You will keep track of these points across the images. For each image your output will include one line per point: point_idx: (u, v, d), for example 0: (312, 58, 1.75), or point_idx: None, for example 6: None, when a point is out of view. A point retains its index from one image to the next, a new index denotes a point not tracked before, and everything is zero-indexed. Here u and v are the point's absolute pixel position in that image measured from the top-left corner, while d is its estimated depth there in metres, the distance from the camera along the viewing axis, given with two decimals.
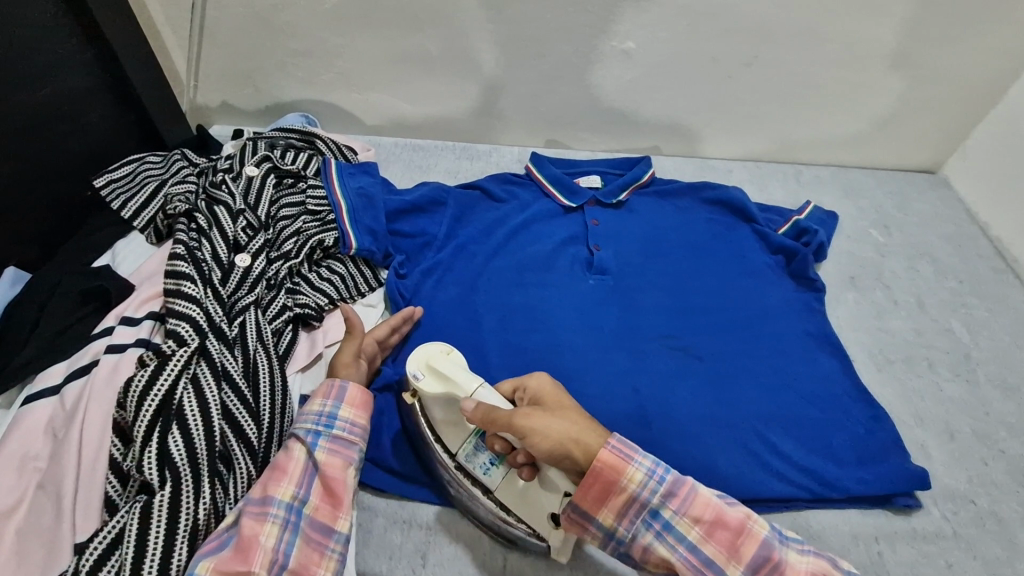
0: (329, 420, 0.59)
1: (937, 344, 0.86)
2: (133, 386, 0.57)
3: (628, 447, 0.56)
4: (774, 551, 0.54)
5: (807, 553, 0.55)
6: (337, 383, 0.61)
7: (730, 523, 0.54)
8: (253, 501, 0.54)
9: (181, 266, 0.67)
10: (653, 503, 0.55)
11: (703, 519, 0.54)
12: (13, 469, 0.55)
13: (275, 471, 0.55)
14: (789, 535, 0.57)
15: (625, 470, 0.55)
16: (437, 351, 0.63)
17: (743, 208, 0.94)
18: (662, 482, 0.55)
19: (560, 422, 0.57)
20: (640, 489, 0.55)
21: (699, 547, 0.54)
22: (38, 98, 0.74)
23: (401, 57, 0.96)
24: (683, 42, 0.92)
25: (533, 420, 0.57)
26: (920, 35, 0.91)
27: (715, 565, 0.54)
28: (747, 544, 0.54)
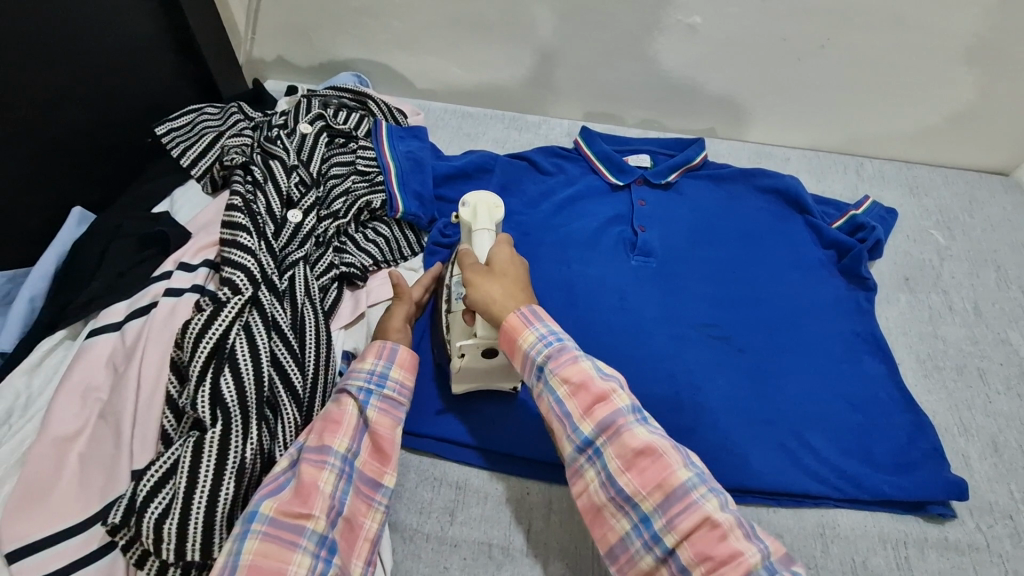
0: (381, 380, 0.61)
1: (991, 354, 0.83)
2: (190, 328, 0.60)
3: (557, 346, 0.59)
4: (624, 419, 0.56)
5: (655, 432, 0.56)
6: (389, 345, 0.63)
7: (595, 390, 0.57)
8: (309, 450, 0.56)
9: (237, 218, 0.69)
10: (538, 362, 0.59)
11: (574, 382, 0.57)
12: (78, 398, 0.59)
13: (329, 423, 0.57)
14: (650, 420, 0.58)
15: (522, 333, 0.60)
16: (489, 199, 0.70)
17: (798, 199, 0.91)
18: (549, 348, 0.59)
19: (495, 284, 0.62)
20: (528, 349, 0.59)
21: (568, 407, 0.57)
22: (107, 44, 0.77)
23: (457, 20, 0.94)
24: (752, 19, 0.88)
25: (475, 274, 0.63)
26: (1012, 26, 0.85)
27: (573, 421, 0.57)
28: (602, 411, 0.56)
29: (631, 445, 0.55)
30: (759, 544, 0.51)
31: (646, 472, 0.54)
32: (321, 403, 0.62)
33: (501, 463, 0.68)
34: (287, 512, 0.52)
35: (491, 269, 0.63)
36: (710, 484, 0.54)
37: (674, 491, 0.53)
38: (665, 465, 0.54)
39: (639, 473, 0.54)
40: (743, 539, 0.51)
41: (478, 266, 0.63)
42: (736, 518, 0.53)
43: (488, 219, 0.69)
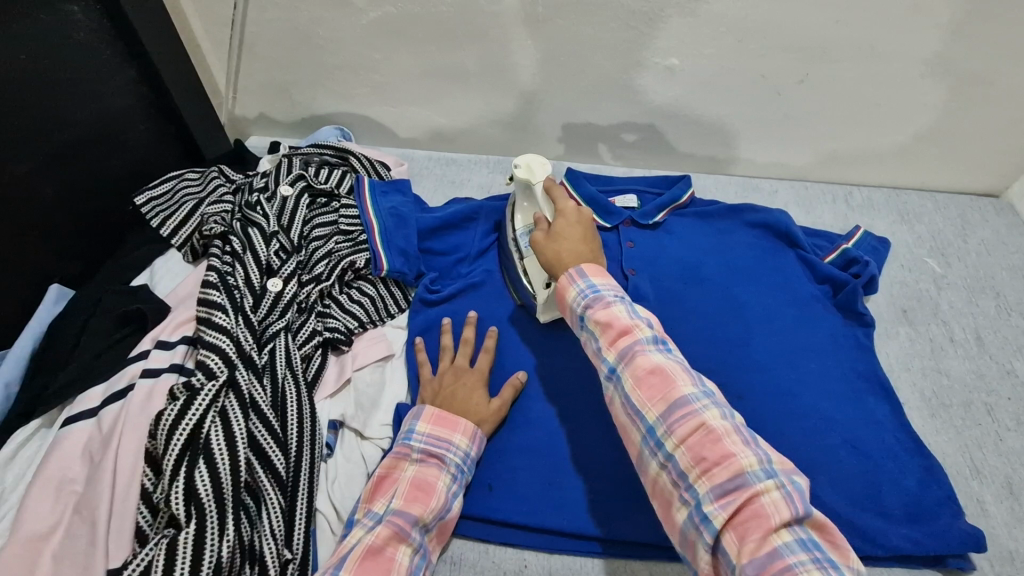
0: (467, 465, 0.64)
1: (998, 389, 0.80)
2: (163, 419, 0.58)
3: (578, 272, 0.63)
4: (642, 347, 0.56)
5: (671, 360, 0.56)
6: (480, 434, 0.66)
7: (619, 325, 0.58)
8: (399, 513, 0.56)
9: (213, 295, 0.67)
10: (579, 310, 0.61)
11: (601, 321, 0.59)
12: (52, 491, 0.57)
13: (421, 492, 0.59)
14: (676, 352, 0.58)
15: (567, 289, 0.63)
16: (540, 161, 0.80)
17: (788, 233, 0.90)
18: (586, 297, 0.61)
19: (566, 247, 0.67)
20: (570, 301, 0.62)
21: (598, 342, 0.59)
22: (84, 117, 0.77)
23: (438, 71, 0.94)
24: (731, 58, 0.88)
25: (544, 242, 0.69)
26: (995, 54, 0.84)
27: (601, 353, 0.59)
28: (625, 342, 0.57)
29: (644, 369, 0.55)
30: (791, 505, 0.47)
31: (653, 389, 0.54)
32: (307, 485, 0.60)
33: (498, 531, 0.66)
34: None
35: (556, 231, 0.69)
36: (723, 411, 0.53)
37: (677, 404, 0.53)
38: (673, 383, 0.54)
39: (647, 390, 0.54)
40: (740, 444, 0.50)
41: (542, 232, 0.70)
42: (737, 430, 0.51)
43: (543, 175, 0.79)
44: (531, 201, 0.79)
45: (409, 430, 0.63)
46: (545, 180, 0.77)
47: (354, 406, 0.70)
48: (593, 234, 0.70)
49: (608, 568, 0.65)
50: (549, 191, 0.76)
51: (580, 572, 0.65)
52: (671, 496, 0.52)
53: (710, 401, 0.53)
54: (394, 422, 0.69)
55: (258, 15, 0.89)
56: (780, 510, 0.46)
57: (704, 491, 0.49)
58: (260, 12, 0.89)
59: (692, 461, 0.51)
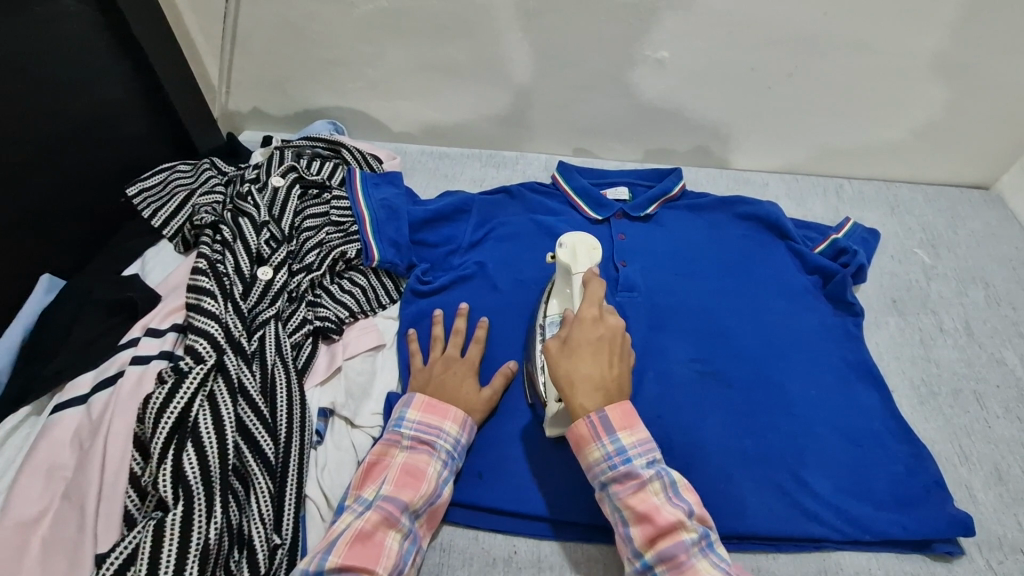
0: (458, 451, 0.64)
1: (987, 377, 0.81)
2: (152, 401, 0.58)
3: (603, 424, 0.59)
4: (686, 554, 0.55)
5: (717, 568, 0.55)
6: (470, 420, 0.66)
7: (659, 523, 0.56)
8: (388, 499, 0.57)
9: (203, 282, 0.68)
10: (602, 479, 0.59)
11: (638, 510, 0.57)
12: (41, 477, 0.57)
13: (412, 478, 0.59)
14: (718, 550, 0.57)
15: (589, 446, 0.60)
16: (587, 243, 0.75)
17: (778, 225, 0.90)
18: (614, 468, 0.59)
19: (581, 370, 0.61)
20: (593, 465, 0.59)
21: (631, 531, 0.57)
22: (77, 108, 0.77)
23: (430, 65, 0.95)
24: (720, 51, 0.88)
25: (557, 356, 0.63)
26: (982, 46, 0.85)
27: (635, 545, 0.57)
28: (664, 542, 0.55)
29: (655, 527, 0.56)
30: None
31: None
32: (297, 469, 0.60)
33: (487, 517, 0.67)
34: (355, 564, 0.53)
35: (572, 343, 0.63)
36: None
37: None
38: None
39: None
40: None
41: (559, 340, 0.64)
42: None
43: (585, 267, 0.73)
44: (567, 285, 0.74)
45: (399, 417, 0.64)
46: (586, 272, 0.71)
47: (344, 394, 0.70)
48: (615, 354, 0.63)
49: (597, 553, 0.65)
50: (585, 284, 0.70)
51: (569, 558, 0.65)
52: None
53: None
54: (386, 410, 0.69)
55: (250, 9, 0.90)
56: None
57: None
58: (252, 5, 0.89)
59: None
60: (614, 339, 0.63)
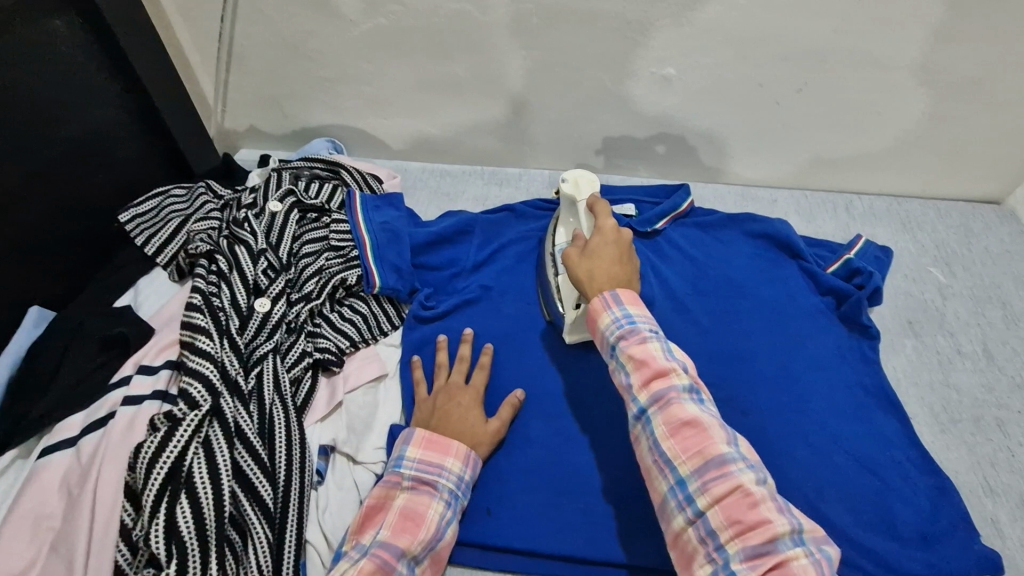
0: (462, 491, 0.61)
1: (1009, 403, 0.79)
2: (143, 450, 0.55)
3: (613, 299, 0.62)
4: (677, 395, 0.55)
5: (707, 413, 0.55)
6: (474, 455, 0.63)
7: (657, 368, 0.57)
8: (384, 547, 0.54)
9: (197, 318, 0.65)
10: (611, 341, 0.60)
11: (637, 358, 0.57)
12: (27, 528, 0.54)
13: (410, 522, 0.56)
14: (708, 403, 0.57)
15: (601, 316, 0.62)
16: (586, 176, 0.78)
17: (790, 244, 0.87)
18: (622, 328, 0.60)
19: (599, 269, 0.65)
20: (604, 329, 0.61)
21: (630, 379, 0.58)
22: (67, 133, 0.74)
23: (429, 83, 0.92)
24: (729, 68, 0.86)
25: (575, 262, 0.67)
26: (995, 61, 0.83)
27: (632, 391, 0.57)
28: (659, 383, 0.56)
29: (678, 416, 0.54)
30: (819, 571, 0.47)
31: (689, 441, 0.53)
32: (295, 517, 0.57)
33: (497, 558, 0.64)
34: None
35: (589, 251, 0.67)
36: (758, 478, 0.52)
37: (715, 462, 0.52)
38: (710, 444, 0.53)
39: (683, 443, 0.53)
40: (776, 511, 0.50)
41: (576, 248, 0.68)
42: (771, 497, 0.51)
43: (591, 192, 0.77)
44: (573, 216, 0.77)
45: (399, 456, 0.61)
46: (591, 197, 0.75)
47: (345, 430, 0.67)
48: (628, 255, 0.67)
49: None
50: (593, 207, 0.74)
51: None
52: (694, 551, 0.51)
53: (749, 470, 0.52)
54: (389, 442, 0.67)
55: (247, 28, 0.88)
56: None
57: (735, 550, 0.49)
58: (249, 25, 0.87)
59: (726, 524, 0.50)
60: (626, 245, 0.68)
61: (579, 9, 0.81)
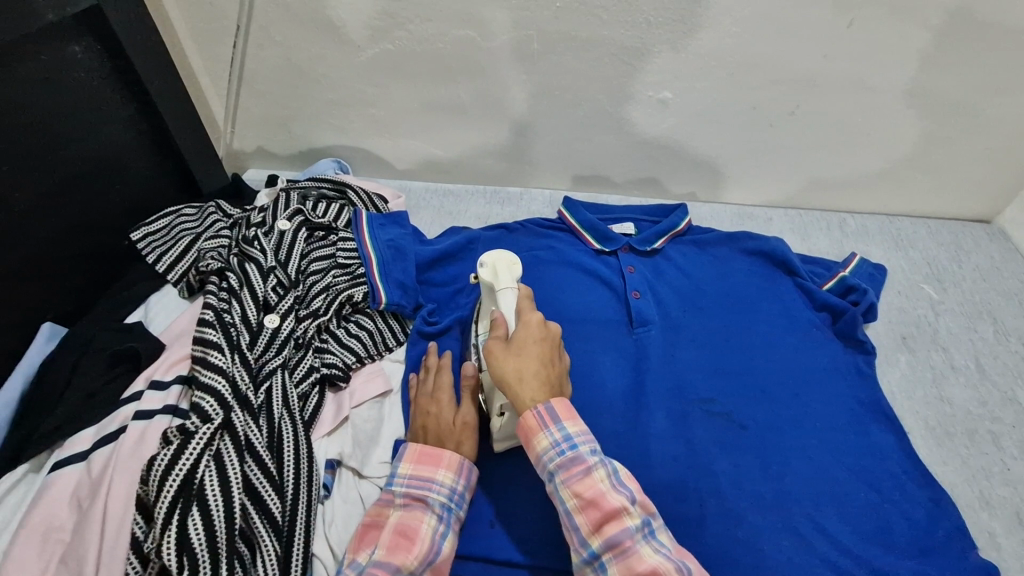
0: (459, 500, 0.61)
1: (1001, 416, 0.80)
2: (156, 464, 0.56)
3: (550, 415, 0.60)
4: (632, 541, 0.54)
5: (660, 554, 0.54)
6: (469, 464, 0.63)
7: (606, 507, 0.55)
8: (379, 565, 0.54)
9: (209, 334, 0.66)
10: (551, 469, 0.58)
11: (585, 497, 0.56)
12: (37, 541, 0.55)
13: (404, 539, 0.57)
14: (660, 536, 0.56)
15: (536, 436, 0.59)
16: (506, 259, 0.75)
17: (785, 261, 0.90)
18: (563, 455, 0.58)
19: (518, 366, 0.62)
20: (542, 455, 0.59)
21: (577, 519, 0.56)
22: (81, 154, 0.77)
23: (434, 105, 0.95)
24: (723, 91, 0.89)
25: (496, 358, 0.63)
26: (978, 86, 0.86)
27: (581, 534, 0.56)
28: (612, 527, 0.55)
29: (635, 567, 0.53)
30: None
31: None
32: (303, 530, 0.58)
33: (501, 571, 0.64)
34: None
35: (511, 346, 0.64)
36: None
37: None
38: None
39: None
40: None
41: (498, 343, 0.65)
42: None
43: (509, 278, 0.73)
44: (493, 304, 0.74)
45: (392, 473, 0.62)
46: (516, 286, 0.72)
47: (352, 444, 0.68)
48: (552, 351, 0.65)
49: None
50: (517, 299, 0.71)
51: None
52: None
53: None
54: (393, 455, 0.67)
55: (258, 53, 0.91)
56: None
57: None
58: (260, 50, 0.90)
59: None
60: (552, 344, 0.66)
61: (578, 36, 0.85)
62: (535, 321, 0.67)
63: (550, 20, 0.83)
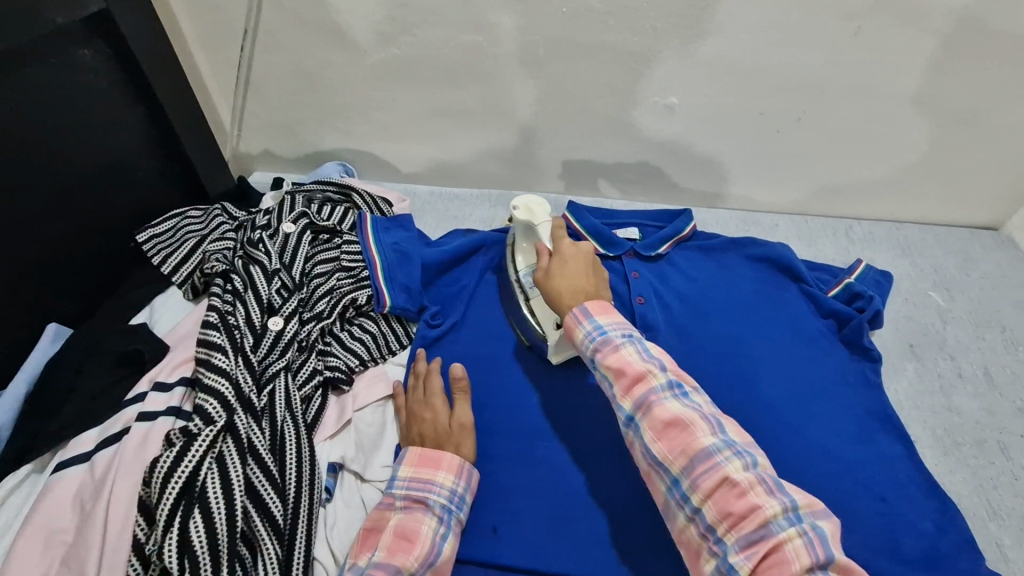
0: (459, 501, 0.61)
1: (1010, 426, 0.80)
2: (158, 466, 0.56)
3: (584, 312, 0.64)
4: (657, 397, 0.57)
5: (689, 407, 0.56)
6: (469, 466, 0.63)
7: (633, 373, 0.58)
8: (379, 567, 0.54)
9: (213, 336, 0.66)
10: (589, 353, 0.62)
11: (614, 367, 0.59)
12: (40, 543, 0.55)
13: (404, 540, 0.56)
14: (693, 396, 0.58)
15: (574, 329, 0.64)
16: (536, 200, 0.79)
17: (791, 267, 0.89)
18: (597, 340, 0.62)
19: (564, 282, 0.68)
20: (580, 343, 0.63)
21: (613, 389, 0.59)
22: (88, 160, 0.77)
23: (439, 110, 0.95)
24: (728, 97, 0.89)
25: (545, 279, 0.69)
26: (987, 94, 0.86)
27: (618, 401, 0.59)
28: (640, 390, 0.57)
29: (659, 418, 0.56)
30: (814, 553, 0.48)
31: (674, 440, 0.54)
32: (304, 534, 0.58)
33: None
34: None
35: (553, 268, 0.69)
36: (747, 458, 0.53)
37: (699, 456, 0.53)
38: (694, 436, 0.54)
39: (669, 443, 0.55)
40: (765, 495, 0.50)
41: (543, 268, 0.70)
42: (760, 478, 0.52)
43: (544, 215, 0.78)
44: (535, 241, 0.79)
45: (392, 477, 0.62)
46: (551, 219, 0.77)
47: (354, 448, 0.68)
48: (595, 269, 0.70)
49: None
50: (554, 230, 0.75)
51: None
52: (699, 547, 0.53)
53: (737, 451, 0.53)
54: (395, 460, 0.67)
55: (265, 57, 0.91)
56: (804, 558, 0.47)
57: (731, 542, 0.50)
58: (267, 54, 0.91)
59: (718, 516, 0.51)
60: (591, 258, 0.70)
61: (584, 42, 0.85)
62: (568, 244, 0.72)
63: (556, 27, 0.83)
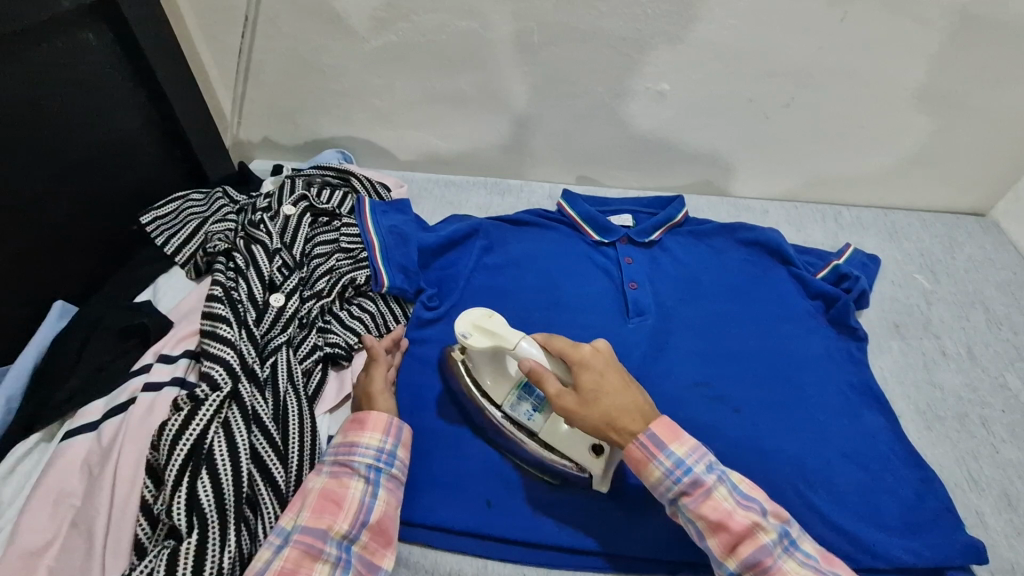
0: (389, 458, 0.61)
1: (991, 401, 0.82)
2: (167, 429, 0.59)
3: (655, 443, 0.59)
4: (770, 556, 0.56)
5: (804, 566, 0.56)
6: (396, 421, 0.64)
7: (735, 528, 0.56)
8: (307, 532, 0.55)
9: (217, 308, 0.69)
10: (672, 495, 0.59)
11: (712, 520, 0.57)
12: (49, 505, 0.56)
13: (331, 503, 0.57)
14: (800, 545, 0.57)
15: (648, 466, 0.60)
16: (481, 314, 0.66)
17: (780, 250, 0.91)
18: (680, 482, 0.59)
19: (616, 400, 0.61)
20: (659, 484, 0.59)
21: (709, 542, 0.58)
22: (91, 140, 0.79)
23: (436, 96, 0.97)
24: (718, 84, 0.91)
25: (586, 413, 0.61)
26: (971, 79, 0.88)
27: (718, 558, 0.57)
28: (747, 547, 0.56)
29: None
30: None
31: None
32: None
33: (498, 547, 0.67)
34: None
35: (588, 392, 0.61)
36: None
37: None
38: None
39: None
40: None
41: (571, 396, 0.62)
42: None
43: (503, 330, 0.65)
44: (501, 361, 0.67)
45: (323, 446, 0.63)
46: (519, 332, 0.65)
47: None
48: (622, 372, 0.64)
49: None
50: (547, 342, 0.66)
51: None
52: None
53: None
54: None
55: (265, 44, 0.93)
56: None
57: None
58: (267, 41, 0.92)
59: None
60: (610, 356, 0.65)
61: (577, 29, 0.87)
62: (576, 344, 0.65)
63: (549, 13, 0.85)
